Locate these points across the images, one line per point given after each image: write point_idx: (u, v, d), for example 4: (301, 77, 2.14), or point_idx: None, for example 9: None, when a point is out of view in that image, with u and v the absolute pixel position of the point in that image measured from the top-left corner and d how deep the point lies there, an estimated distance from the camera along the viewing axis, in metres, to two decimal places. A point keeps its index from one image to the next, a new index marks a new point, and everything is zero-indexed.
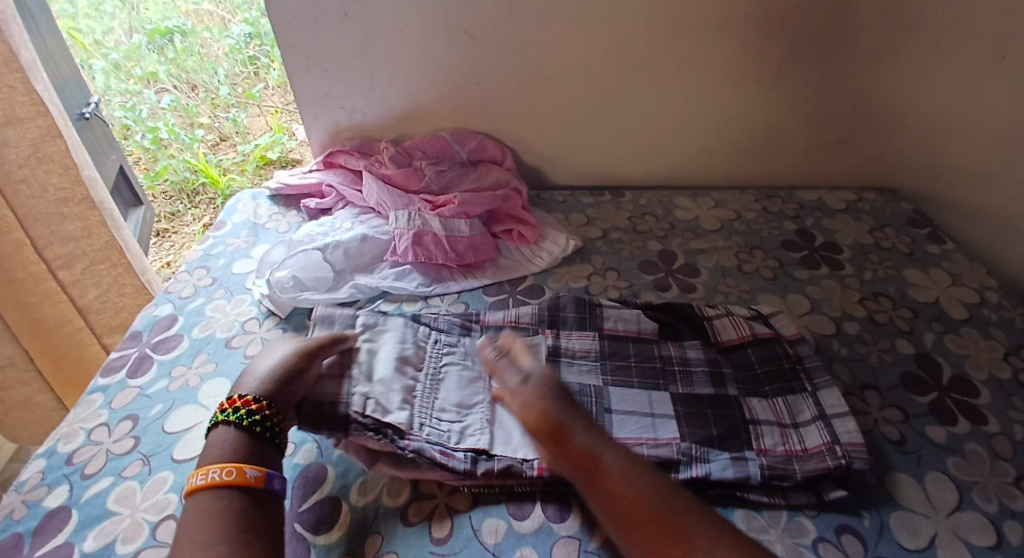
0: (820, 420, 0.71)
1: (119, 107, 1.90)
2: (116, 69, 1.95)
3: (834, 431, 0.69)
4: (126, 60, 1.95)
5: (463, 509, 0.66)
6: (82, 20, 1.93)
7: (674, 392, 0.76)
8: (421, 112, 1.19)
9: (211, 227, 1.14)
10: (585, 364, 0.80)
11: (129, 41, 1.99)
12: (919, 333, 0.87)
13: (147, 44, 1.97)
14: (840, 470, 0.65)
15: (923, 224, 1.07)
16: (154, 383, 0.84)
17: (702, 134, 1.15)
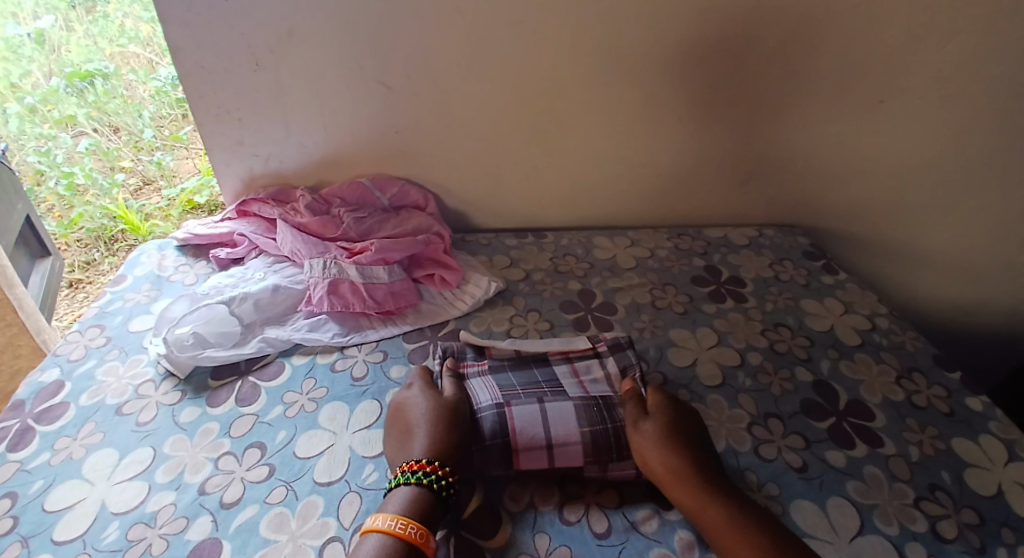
0: None
1: (33, 151, 1.81)
2: (31, 113, 1.83)
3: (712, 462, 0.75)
4: (43, 103, 1.83)
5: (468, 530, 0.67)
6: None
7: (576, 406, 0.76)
8: (339, 159, 1.18)
9: (109, 282, 1.07)
10: (516, 391, 0.79)
11: (47, 83, 1.85)
12: (817, 360, 0.92)
13: (66, 86, 1.84)
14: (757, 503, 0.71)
15: (818, 256, 1.15)
16: (36, 457, 0.76)
17: (616, 178, 1.20)
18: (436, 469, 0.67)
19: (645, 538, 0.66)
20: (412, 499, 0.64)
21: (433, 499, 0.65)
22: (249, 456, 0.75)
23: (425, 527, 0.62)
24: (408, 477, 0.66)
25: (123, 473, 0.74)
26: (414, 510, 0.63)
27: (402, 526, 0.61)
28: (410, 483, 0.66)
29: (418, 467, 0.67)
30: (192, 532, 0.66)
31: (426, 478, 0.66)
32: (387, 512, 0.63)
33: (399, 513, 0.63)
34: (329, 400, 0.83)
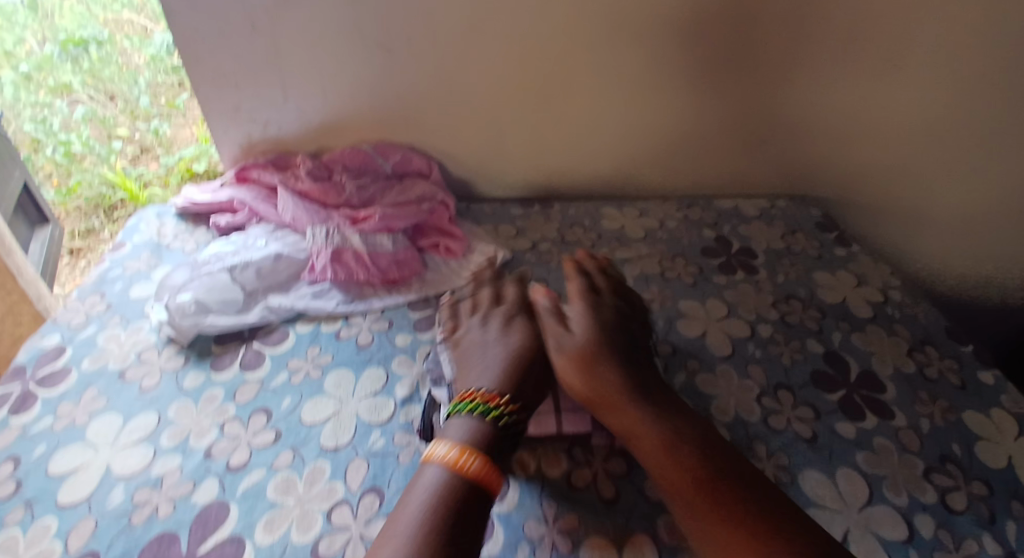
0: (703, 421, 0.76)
1: (30, 119, 1.81)
2: (27, 81, 1.89)
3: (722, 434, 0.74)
4: (37, 70, 1.91)
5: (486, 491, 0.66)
6: None
7: None
8: (340, 124, 1.15)
9: (108, 249, 1.06)
10: None
11: (39, 50, 1.95)
12: (827, 332, 0.90)
13: (59, 54, 1.93)
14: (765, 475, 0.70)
15: (830, 228, 1.13)
16: (38, 422, 0.76)
17: (625, 146, 1.18)
18: (503, 404, 0.65)
19: (654, 504, 0.66)
20: (475, 431, 0.63)
21: (499, 432, 0.64)
22: (254, 422, 0.74)
23: (494, 462, 0.61)
24: (477, 409, 0.64)
25: (127, 438, 0.73)
26: (480, 443, 0.62)
27: (475, 462, 0.59)
28: (477, 415, 0.64)
29: (485, 399, 0.66)
30: (197, 496, 0.66)
31: (491, 412, 0.64)
32: (455, 441, 0.62)
33: (465, 444, 0.61)
34: (335, 367, 0.82)
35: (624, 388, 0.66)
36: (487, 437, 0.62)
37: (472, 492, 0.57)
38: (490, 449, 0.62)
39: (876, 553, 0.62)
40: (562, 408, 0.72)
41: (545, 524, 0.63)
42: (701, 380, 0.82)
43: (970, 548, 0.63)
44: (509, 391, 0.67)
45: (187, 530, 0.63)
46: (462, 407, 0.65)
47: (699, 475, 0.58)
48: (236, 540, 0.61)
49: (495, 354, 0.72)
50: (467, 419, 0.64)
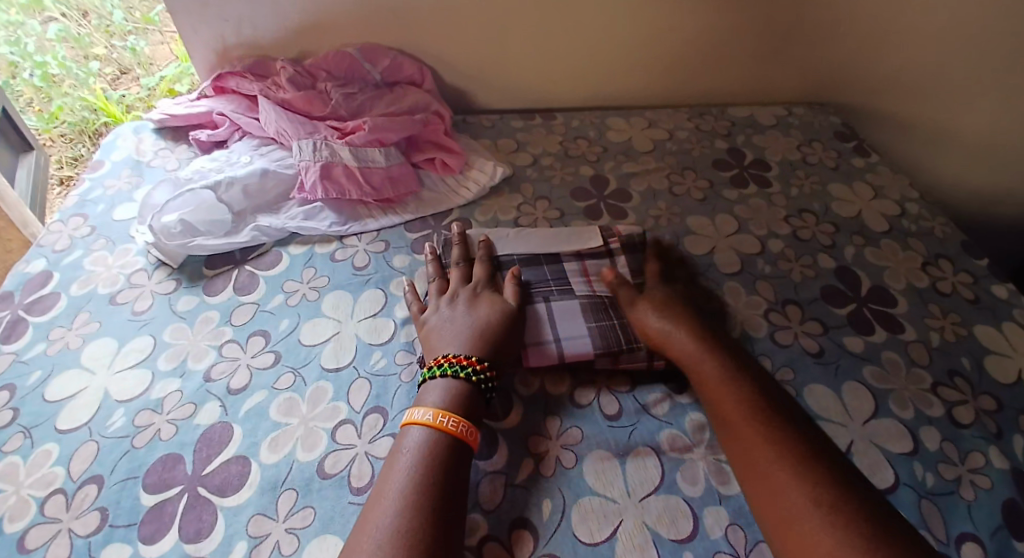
0: None
1: (2, 40, 1.64)
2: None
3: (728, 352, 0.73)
4: None
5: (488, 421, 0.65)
6: None
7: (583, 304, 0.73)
8: (322, 25, 1.05)
9: (86, 169, 1.00)
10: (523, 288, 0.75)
11: None
12: (841, 247, 0.87)
13: None
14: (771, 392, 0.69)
15: (849, 138, 1.07)
16: (31, 348, 0.74)
17: (633, 49, 1.09)
18: (477, 364, 0.63)
19: (656, 420, 0.65)
20: (454, 393, 0.61)
21: (475, 391, 0.62)
22: (253, 344, 0.73)
23: (472, 422, 0.59)
24: (449, 369, 0.62)
25: (123, 362, 0.72)
26: (458, 405, 0.60)
27: (454, 424, 0.58)
28: (451, 376, 0.62)
29: (455, 359, 0.63)
30: (199, 418, 0.65)
31: (465, 371, 0.62)
32: (432, 406, 0.60)
33: (441, 406, 0.59)
34: (331, 288, 0.80)
35: (727, 371, 0.63)
36: (465, 399, 0.61)
37: (456, 452, 0.56)
38: (468, 410, 0.60)
39: (879, 465, 0.62)
40: (557, 337, 0.70)
41: (548, 440, 0.63)
42: (708, 298, 0.79)
43: (973, 460, 0.63)
44: (485, 356, 0.64)
45: (191, 450, 0.63)
46: (435, 370, 0.63)
47: (790, 459, 0.55)
48: (240, 460, 0.61)
49: (462, 329, 0.68)
50: (446, 383, 0.62)
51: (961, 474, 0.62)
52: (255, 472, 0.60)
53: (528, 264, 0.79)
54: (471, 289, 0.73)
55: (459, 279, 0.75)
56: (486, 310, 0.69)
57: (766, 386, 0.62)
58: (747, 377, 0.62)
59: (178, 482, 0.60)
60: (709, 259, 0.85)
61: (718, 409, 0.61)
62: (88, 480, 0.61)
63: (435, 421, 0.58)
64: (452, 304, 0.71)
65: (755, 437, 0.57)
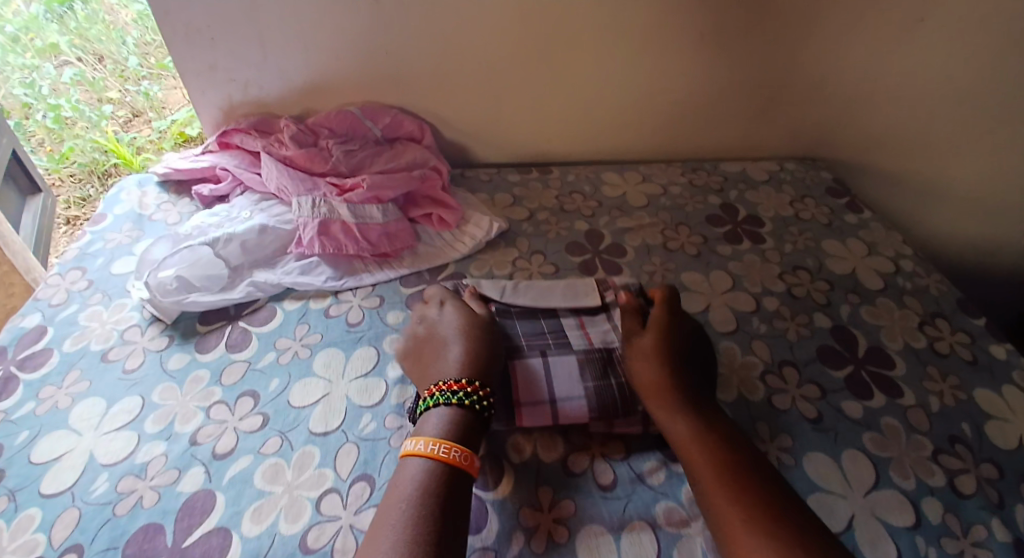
0: None
1: (19, 83, 1.68)
2: (14, 42, 1.72)
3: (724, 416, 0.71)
4: (24, 32, 1.72)
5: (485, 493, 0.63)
6: None
7: (581, 359, 0.71)
8: (326, 85, 1.08)
9: (88, 222, 1.01)
10: (521, 345, 0.74)
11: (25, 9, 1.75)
12: (836, 305, 0.87)
13: (45, 13, 1.74)
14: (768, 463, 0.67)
15: (842, 194, 1.08)
16: (20, 407, 0.74)
17: (628, 107, 1.11)
18: (467, 388, 0.63)
19: (651, 490, 0.64)
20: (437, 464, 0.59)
21: (473, 417, 0.62)
22: (242, 405, 0.72)
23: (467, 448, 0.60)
24: (440, 398, 0.63)
25: (110, 423, 0.71)
26: (456, 432, 0.61)
27: (446, 449, 0.58)
28: (444, 405, 0.62)
29: (447, 386, 0.64)
30: (183, 484, 0.64)
31: (457, 397, 0.63)
32: (427, 435, 0.60)
33: (438, 434, 0.60)
34: (324, 346, 0.80)
35: (713, 437, 0.62)
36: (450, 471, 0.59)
37: (454, 480, 0.57)
38: (467, 437, 0.61)
39: (880, 540, 0.60)
40: (553, 397, 0.68)
41: (541, 513, 0.62)
42: None
43: (976, 533, 0.62)
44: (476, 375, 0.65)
45: (173, 520, 0.61)
46: (428, 401, 0.63)
47: (763, 533, 0.53)
48: (222, 531, 0.60)
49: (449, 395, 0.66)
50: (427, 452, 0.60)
51: (964, 548, 0.60)
52: (236, 545, 0.59)
53: (525, 320, 0.78)
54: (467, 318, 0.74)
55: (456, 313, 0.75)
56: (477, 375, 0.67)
57: (753, 457, 0.60)
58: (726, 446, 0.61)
59: (158, 553, 0.58)
60: (704, 318, 0.85)
61: (697, 474, 0.60)
62: (68, 549, 0.59)
63: (430, 451, 0.58)
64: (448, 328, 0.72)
65: (735, 509, 0.55)
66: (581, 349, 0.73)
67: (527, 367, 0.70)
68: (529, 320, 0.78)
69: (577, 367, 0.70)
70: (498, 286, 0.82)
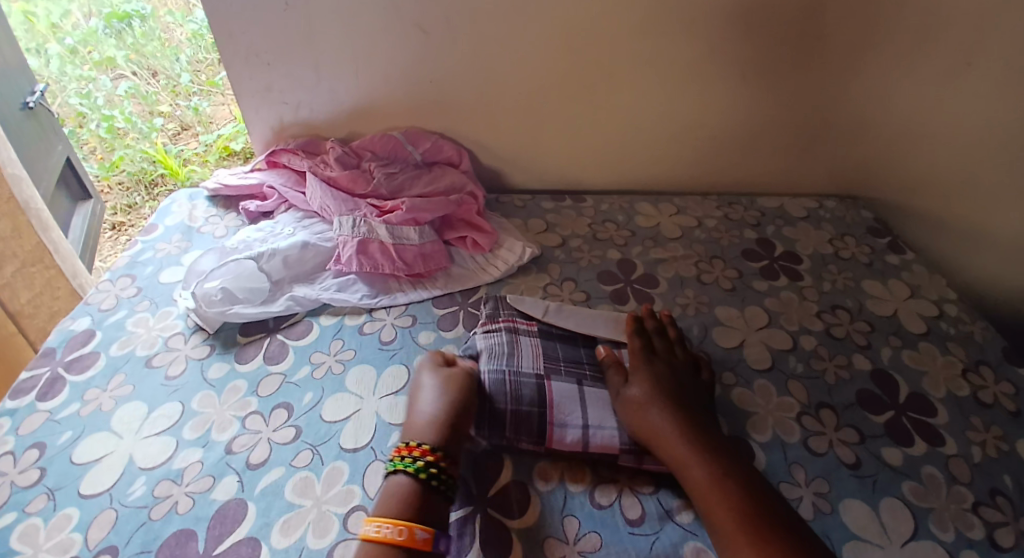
0: (740, 439, 0.72)
1: (75, 93, 1.84)
2: (73, 55, 1.85)
3: (756, 454, 0.71)
4: (83, 45, 1.84)
5: (508, 521, 0.63)
6: (40, 4, 1.87)
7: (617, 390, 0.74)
8: (372, 110, 1.12)
9: (140, 231, 1.06)
10: (562, 370, 0.77)
11: (86, 25, 1.87)
12: (876, 348, 0.85)
13: (104, 28, 1.83)
14: (806, 512, 0.65)
15: (883, 233, 1.06)
16: (66, 407, 0.77)
17: (664, 140, 1.13)
18: (424, 454, 0.63)
19: (680, 528, 0.62)
20: None
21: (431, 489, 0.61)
22: (275, 417, 0.74)
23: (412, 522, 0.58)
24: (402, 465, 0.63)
25: (149, 428, 0.74)
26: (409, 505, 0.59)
27: (397, 532, 0.56)
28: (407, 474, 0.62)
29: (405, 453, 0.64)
30: (216, 492, 0.66)
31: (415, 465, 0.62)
32: (382, 516, 0.58)
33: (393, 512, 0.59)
34: (357, 363, 0.81)
35: (730, 485, 0.60)
36: None
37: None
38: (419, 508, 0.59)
39: None
40: (585, 423, 0.70)
41: (566, 544, 0.61)
42: (737, 395, 0.78)
43: None
44: (438, 444, 0.65)
45: (205, 527, 0.63)
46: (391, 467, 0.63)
47: None
48: (251, 541, 0.61)
49: None
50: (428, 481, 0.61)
51: None
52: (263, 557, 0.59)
53: (566, 344, 0.82)
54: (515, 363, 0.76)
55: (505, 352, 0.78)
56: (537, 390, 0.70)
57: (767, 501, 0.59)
58: (746, 491, 0.59)
59: None
60: (742, 354, 0.84)
61: (722, 527, 0.57)
62: (102, 550, 0.61)
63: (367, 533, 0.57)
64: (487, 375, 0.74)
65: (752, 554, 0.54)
66: None
67: (566, 390, 0.73)
68: (569, 346, 0.81)
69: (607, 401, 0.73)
70: (541, 306, 0.86)
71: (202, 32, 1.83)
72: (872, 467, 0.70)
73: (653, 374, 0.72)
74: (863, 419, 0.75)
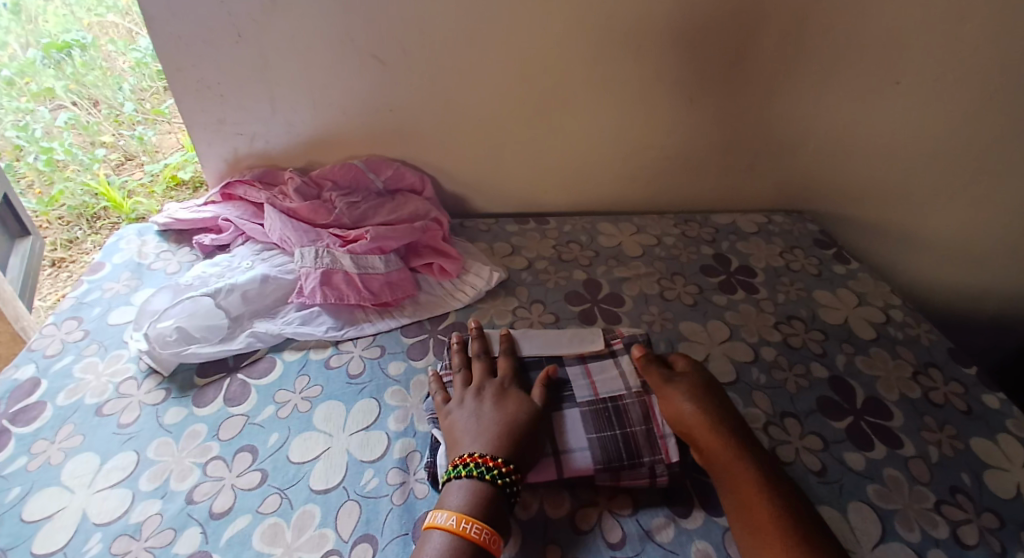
0: None
1: (11, 126, 1.69)
2: (9, 86, 1.74)
3: None
4: (19, 76, 1.74)
5: None
6: None
7: (584, 412, 0.72)
8: (331, 139, 1.10)
9: (85, 271, 1.01)
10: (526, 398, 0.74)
11: (23, 54, 1.77)
12: (832, 355, 0.88)
13: (42, 58, 1.75)
14: None
15: (829, 245, 1.11)
16: (11, 462, 0.72)
17: (622, 161, 1.16)
18: (500, 466, 0.62)
19: (660, 547, 0.63)
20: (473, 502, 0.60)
21: (498, 494, 0.62)
22: (239, 461, 0.71)
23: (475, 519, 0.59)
24: (474, 471, 0.62)
25: (104, 480, 0.69)
26: (478, 508, 0.60)
27: (457, 524, 0.58)
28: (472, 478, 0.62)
29: (481, 459, 0.63)
30: (179, 545, 0.62)
31: (490, 473, 0.62)
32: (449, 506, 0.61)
33: (463, 509, 0.60)
34: (324, 399, 0.79)
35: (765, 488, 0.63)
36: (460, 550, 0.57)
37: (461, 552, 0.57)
38: (489, 513, 0.60)
39: None
40: (566, 449, 0.68)
41: None
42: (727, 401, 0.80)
43: None
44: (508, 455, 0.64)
45: None
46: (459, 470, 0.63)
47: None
48: None
49: (487, 428, 0.67)
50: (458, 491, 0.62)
51: None
52: None
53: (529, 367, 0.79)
54: (496, 384, 0.74)
55: (483, 371, 0.75)
56: (513, 412, 0.69)
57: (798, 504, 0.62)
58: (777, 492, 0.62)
59: None
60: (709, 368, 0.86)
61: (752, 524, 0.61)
62: None
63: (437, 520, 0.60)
64: (479, 397, 0.71)
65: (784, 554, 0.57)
66: (585, 402, 0.73)
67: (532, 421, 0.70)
68: (533, 369, 0.79)
69: (585, 419, 0.71)
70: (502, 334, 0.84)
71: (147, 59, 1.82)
72: (836, 473, 0.72)
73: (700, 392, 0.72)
74: (826, 427, 0.77)
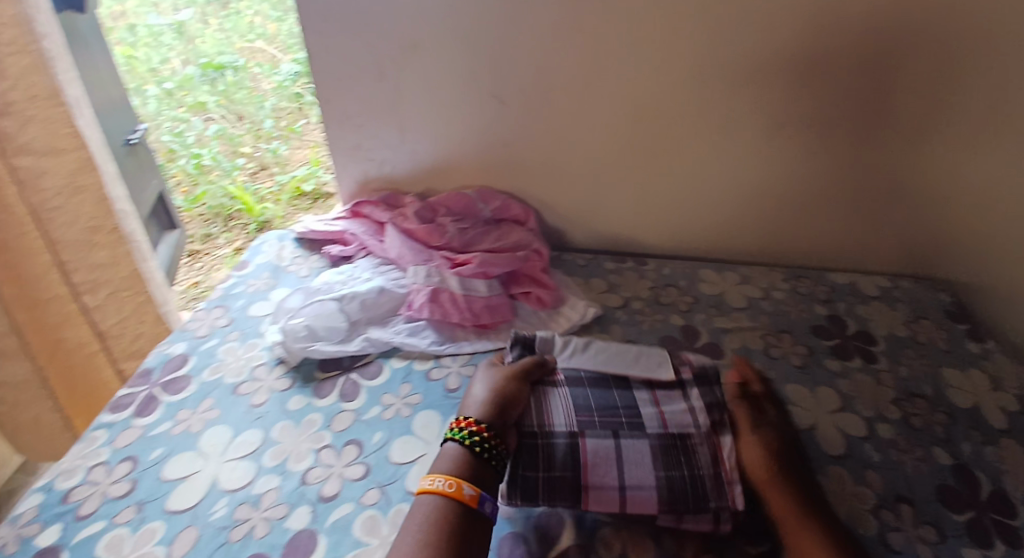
0: None
1: (168, 132, 2.00)
2: (169, 97, 2.07)
3: None
4: (179, 89, 2.08)
5: None
6: (140, 48, 2.12)
7: (652, 443, 0.74)
8: (449, 168, 1.20)
9: (234, 266, 1.16)
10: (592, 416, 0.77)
11: (182, 70, 2.11)
12: (956, 441, 0.82)
13: (200, 75, 2.10)
14: None
15: (961, 318, 1.03)
16: (158, 425, 0.84)
17: (727, 210, 1.15)
18: (477, 428, 0.71)
19: None
20: None
21: (477, 458, 0.69)
22: (347, 452, 0.78)
23: (457, 479, 0.66)
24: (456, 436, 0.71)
25: (233, 451, 0.79)
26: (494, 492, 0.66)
27: (442, 483, 0.66)
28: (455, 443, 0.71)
29: (463, 426, 0.72)
30: (291, 520, 0.70)
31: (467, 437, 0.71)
32: (438, 473, 0.68)
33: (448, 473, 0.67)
34: (424, 407, 0.85)
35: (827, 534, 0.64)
36: None
37: (453, 514, 0.63)
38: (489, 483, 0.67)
39: None
40: (626, 484, 0.69)
41: None
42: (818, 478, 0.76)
43: None
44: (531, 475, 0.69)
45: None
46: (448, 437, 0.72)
47: None
48: None
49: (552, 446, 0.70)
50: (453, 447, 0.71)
51: None
52: None
53: (598, 388, 0.83)
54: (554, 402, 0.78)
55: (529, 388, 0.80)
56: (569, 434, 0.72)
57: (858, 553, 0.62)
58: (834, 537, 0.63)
59: None
60: (820, 437, 0.82)
61: None
62: None
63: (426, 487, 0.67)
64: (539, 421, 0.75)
65: None
66: (654, 433, 0.75)
67: (597, 443, 0.73)
68: (601, 389, 0.83)
69: (617, 454, 0.72)
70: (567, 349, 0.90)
71: (285, 81, 2.10)
72: None
73: (769, 446, 0.73)
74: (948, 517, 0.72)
